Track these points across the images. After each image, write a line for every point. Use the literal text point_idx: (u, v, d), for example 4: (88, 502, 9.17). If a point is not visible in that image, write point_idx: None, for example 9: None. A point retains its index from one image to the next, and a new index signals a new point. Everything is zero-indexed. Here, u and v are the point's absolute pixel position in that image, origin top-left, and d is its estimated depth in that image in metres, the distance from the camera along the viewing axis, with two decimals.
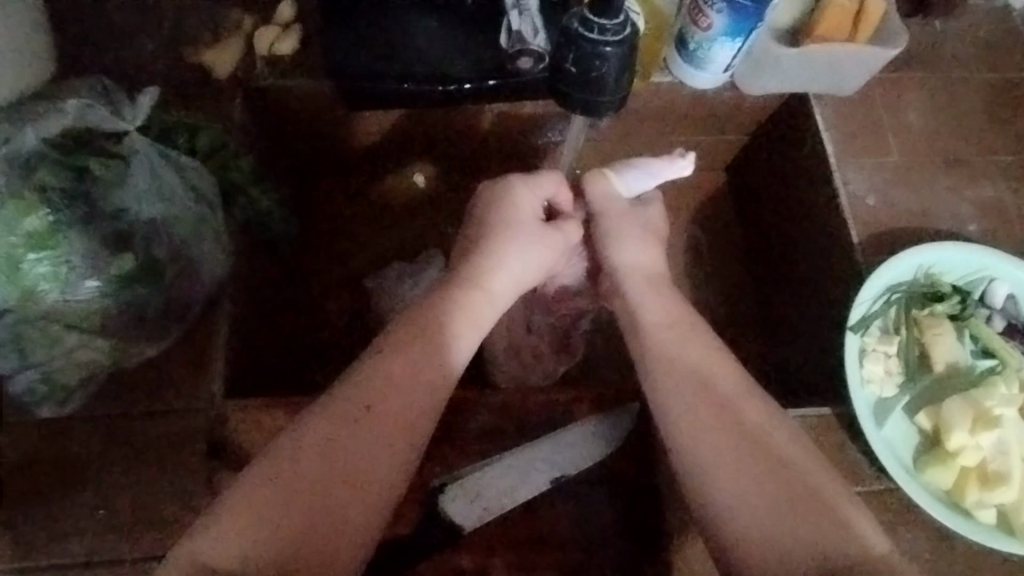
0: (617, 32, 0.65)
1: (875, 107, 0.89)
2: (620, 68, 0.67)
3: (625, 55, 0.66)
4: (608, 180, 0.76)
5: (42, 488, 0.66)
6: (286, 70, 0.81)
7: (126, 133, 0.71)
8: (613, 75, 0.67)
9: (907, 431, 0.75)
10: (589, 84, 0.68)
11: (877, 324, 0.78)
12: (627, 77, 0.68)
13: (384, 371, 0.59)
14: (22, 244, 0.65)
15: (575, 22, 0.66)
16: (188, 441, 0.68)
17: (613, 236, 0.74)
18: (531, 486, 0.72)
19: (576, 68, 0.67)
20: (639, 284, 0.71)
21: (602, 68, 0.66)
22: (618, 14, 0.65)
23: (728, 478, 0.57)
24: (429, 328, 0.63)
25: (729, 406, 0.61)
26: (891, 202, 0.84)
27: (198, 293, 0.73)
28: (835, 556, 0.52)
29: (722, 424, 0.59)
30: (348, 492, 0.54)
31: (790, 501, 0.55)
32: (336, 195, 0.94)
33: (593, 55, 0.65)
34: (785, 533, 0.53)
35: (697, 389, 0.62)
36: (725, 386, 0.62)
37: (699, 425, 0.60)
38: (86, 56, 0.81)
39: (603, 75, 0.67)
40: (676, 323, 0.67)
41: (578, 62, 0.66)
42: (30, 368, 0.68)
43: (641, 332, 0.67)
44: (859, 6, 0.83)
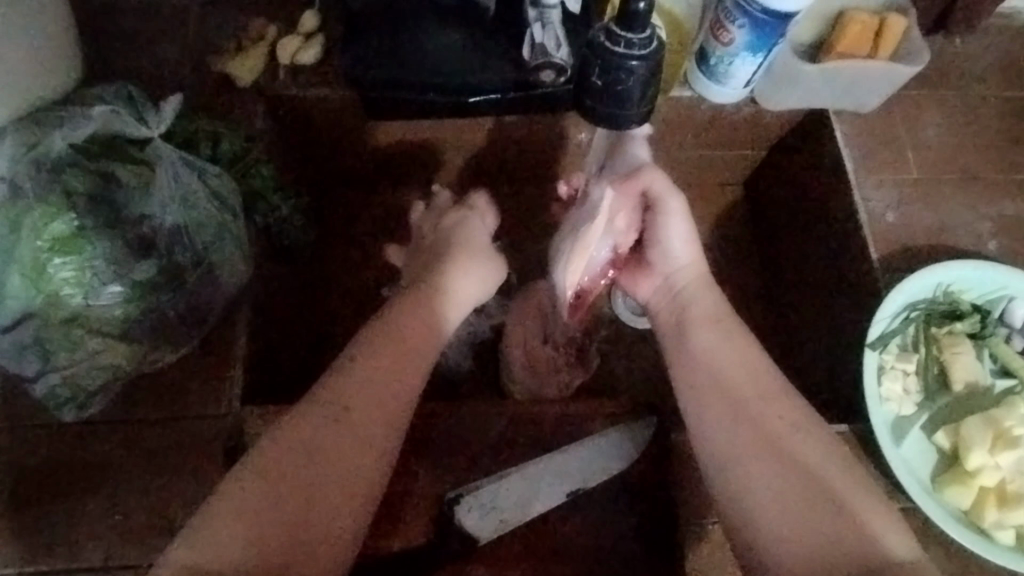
0: (644, 46, 0.65)
1: (894, 123, 0.89)
2: (645, 82, 0.67)
3: (650, 69, 0.66)
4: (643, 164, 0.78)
5: (61, 491, 0.67)
6: (307, 79, 0.82)
7: (150, 140, 0.72)
8: (638, 88, 0.67)
9: (925, 450, 0.75)
10: (613, 97, 0.68)
11: (896, 342, 0.78)
12: (651, 91, 0.68)
13: (383, 383, 0.61)
14: (48, 248, 0.66)
15: (600, 35, 0.66)
16: (209, 446, 0.69)
17: (661, 229, 0.73)
18: (548, 498, 0.72)
19: (600, 81, 0.67)
20: (688, 284, 0.72)
21: (627, 81, 0.66)
22: (645, 28, 0.64)
23: (745, 476, 0.58)
24: (408, 339, 0.65)
25: (759, 411, 0.61)
26: (910, 219, 0.84)
27: (217, 299, 0.73)
28: (858, 560, 0.52)
29: (753, 432, 0.60)
30: (338, 491, 0.56)
31: (816, 503, 0.55)
32: (355, 203, 0.94)
33: (617, 68, 0.66)
34: (813, 536, 0.53)
35: (718, 387, 0.63)
36: (753, 387, 0.63)
37: (731, 419, 0.61)
38: (111, 64, 0.82)
39: (628, 88, 0.67)
40: (719, 321, 0.68)
41: (602, 76, 0.67)
42: (50, 372, 0.68)
43: (686, 329, 0.69)
44: (880, 22, 0.84)
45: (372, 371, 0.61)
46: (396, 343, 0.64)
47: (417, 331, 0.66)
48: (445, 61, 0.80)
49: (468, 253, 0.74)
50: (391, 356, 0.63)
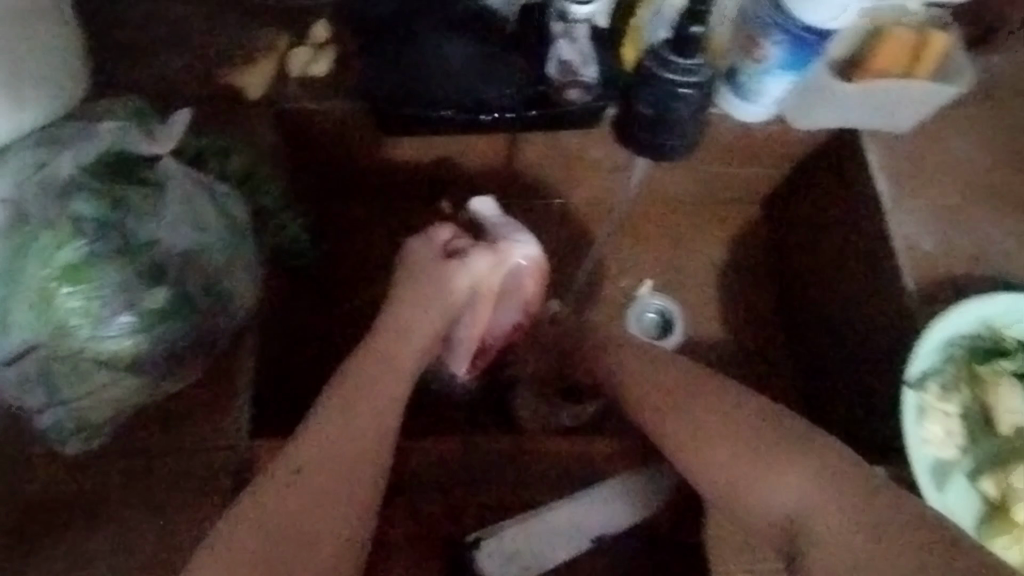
0: (697, 73, 0.63)
1: (931, 144, 0.84)
2: (697, 111, 0.63)
3: (702, 99, 0.63)
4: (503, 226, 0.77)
5: (59, 527, 0.64)
6: (319, 92, 0.78)
7: (160, 157, 0.68)
8: (689, 119, 0.63)
9: (971, 499, 0.71)
10: (663, 125, 0.64)
11: (936, 381, 0.74)
12: (702, 123, 0.65)
13: (354, 401, 0.62)
14: (56, 276, 0.62)
15: (652, 60, 0.63)
16: (215, 478, 0.66)
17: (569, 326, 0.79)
18: (572, 544, 0.69)
19: (651, 110, 0.63)
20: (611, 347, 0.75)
21: (679, 109, 0.63)
22: (698, 56, 0.62)
23: (700, 461, 0.60)
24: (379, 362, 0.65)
25: (704, 412, 0.62)
26: (948, 248, 0.80)
27: (227, 326, 0.69)
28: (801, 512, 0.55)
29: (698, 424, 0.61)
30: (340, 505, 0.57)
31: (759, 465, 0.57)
32: (364, 218, 0.90)
33: (671, 96, 0.62)
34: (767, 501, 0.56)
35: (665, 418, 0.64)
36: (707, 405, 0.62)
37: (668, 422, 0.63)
38: (116, 72, 0.78)
39: (679, 118, 0.63)
40: (648, 366, 0.70)
41: (653, 103, 0.63)
42: (59, 406, 0.64)
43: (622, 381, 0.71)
44: (921, 39, 0.79)
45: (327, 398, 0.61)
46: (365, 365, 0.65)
47: (382, 370, 0.65)
48: (464, 76, 0.76)
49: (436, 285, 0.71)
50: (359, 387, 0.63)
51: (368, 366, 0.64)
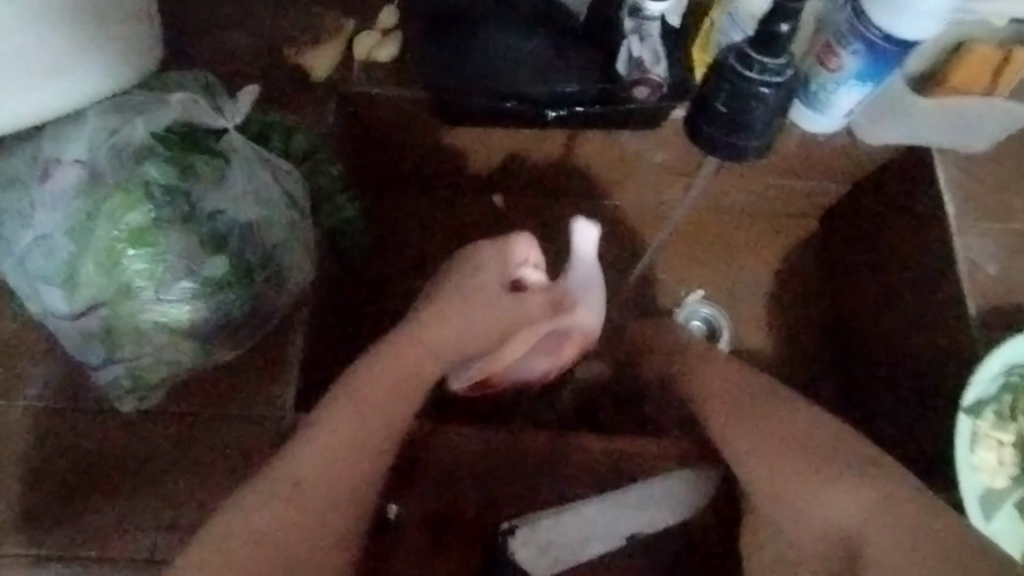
0: (778, 74, 0.64)
1: (1002, 166, 0.82)
2: (773, 112, 0.65)
3: (780, 100, 0.65)
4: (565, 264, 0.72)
5: (109, 484, 0.66)
6: (384, 78, 0.79)
7: (225, 131, 0.70)
8: (763, 119, 0.65)
9: (1018, 528, 0.70)
10: (739, 124, 0.65)
11: (993, 409, 0.72)
12: (777, 125, 0.66)
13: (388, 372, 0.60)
14: (123, 238, 0.64)
15: (733, 58, 0.64)
16: (261, 447, 0.67)
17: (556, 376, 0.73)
18: (608, 539, 0.68)
19: (726, 108, 0.65)
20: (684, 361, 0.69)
21: (757, 108, 0.64)
22: (781, 55, 0.63)
23: (760, 466, 0.58)
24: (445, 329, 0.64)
25: (778, 412, 0.60)
26: (1014, 274, 0.77)
27: (283, 300, 0.70)
28: (844, 529, 0.54)
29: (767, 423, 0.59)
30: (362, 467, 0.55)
31: (816, 477, 0.56)
32: (416, 206, 0.91)
33: (749, 95, 0.64)
34: (813, 514, 0.56)
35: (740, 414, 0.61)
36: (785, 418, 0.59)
37: (741, 427, 0.60)
38: (184, 46, 0.79)
39: (753, 118, 0.65)
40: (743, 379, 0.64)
41: (730, 102, 0.65)
42: (116, 363, 0.66)
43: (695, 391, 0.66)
44: (1006, 55, 0.75)
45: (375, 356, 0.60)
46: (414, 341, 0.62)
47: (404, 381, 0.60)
48: (529, 70, 0.76)
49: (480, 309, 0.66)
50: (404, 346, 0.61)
51: (430, 330, 0.63)
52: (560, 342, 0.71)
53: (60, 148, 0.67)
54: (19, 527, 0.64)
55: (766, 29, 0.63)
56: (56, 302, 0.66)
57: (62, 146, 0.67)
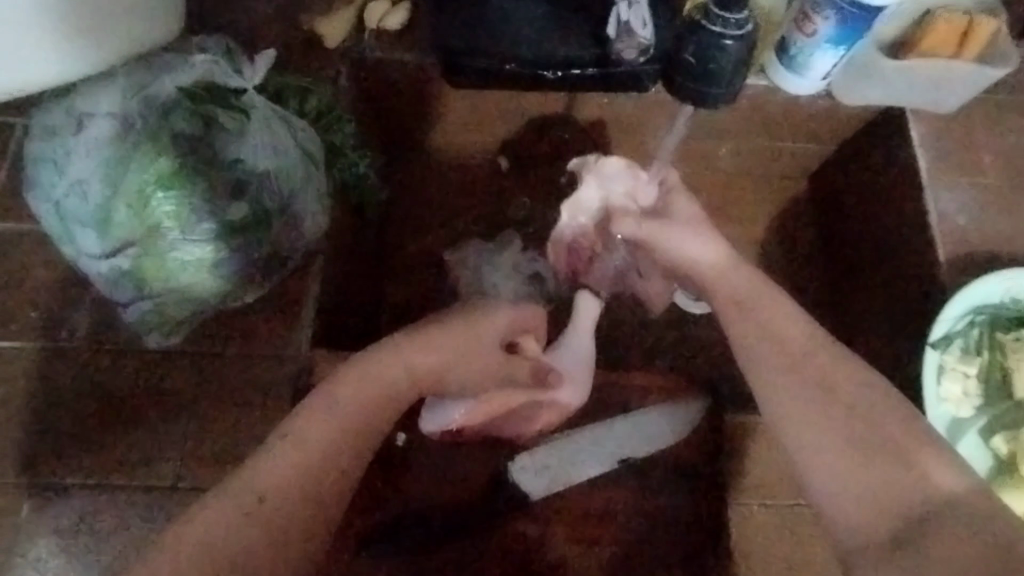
0: (739, 26, 0.67)
1: (973, 124, 0.87)
2: (739, 60, 0.67)
3: (744, 50, 0.68)
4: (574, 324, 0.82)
5: (138, 414, 0.71)
6: (392, 45, 0.85)
7: (245, 90, 0.75)
8: (731, 67, 0.68)
9: (980, 453, 0.76)
10: (704, 74, 0.69)
11: (958, 344, 0.77)
12: (743, 73, 0.69)
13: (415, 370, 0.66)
14: (152, 182, 0.70)
15: (699, 15, 0.68)
16: (278, 383, 0.73)
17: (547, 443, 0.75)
18: (601, 463, 0.74)
19: (694, 58, 0.69)
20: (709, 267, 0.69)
21: (720, 60, 0.68)
22: (742, 11, 0.67)
23: (813, 453, 0.56)
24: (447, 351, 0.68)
25: (797, 354, 0.60)
26: (982, 223, 0.82)
27: (298, 245, 0.76)
28: (909, 506, 0.52)
29: (823, 404, 0.57)
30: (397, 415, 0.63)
31: (866, 449, 0.54)
32: (423, 169, 0.96)
33: (714, 47, 0.67)
34: (868, 492, 0.53)
35: (772, 358, 0.61)
36: (795, 344, 0.61)
37: (777, 387, 0.59)
38: (206, 16, 0.85)
39: (720, 66, 0.68)
40: (749, 295, 0.65)
41: (697, 53, 0.68)
42: (144, 300, 0.72)
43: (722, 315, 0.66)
44: (969, 22, 0.82)
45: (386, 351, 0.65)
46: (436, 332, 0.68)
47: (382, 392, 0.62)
48: (527, 35, 0.82)
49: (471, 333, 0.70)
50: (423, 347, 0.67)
51: (432, 358, 0.67)
52: (531, 416, 0.74)
53: (92, 103, 0.73)
54: (57, 453, 0.70)
55: None
56: (89, 244, 0.71)
57: (94, 100, 0.73)
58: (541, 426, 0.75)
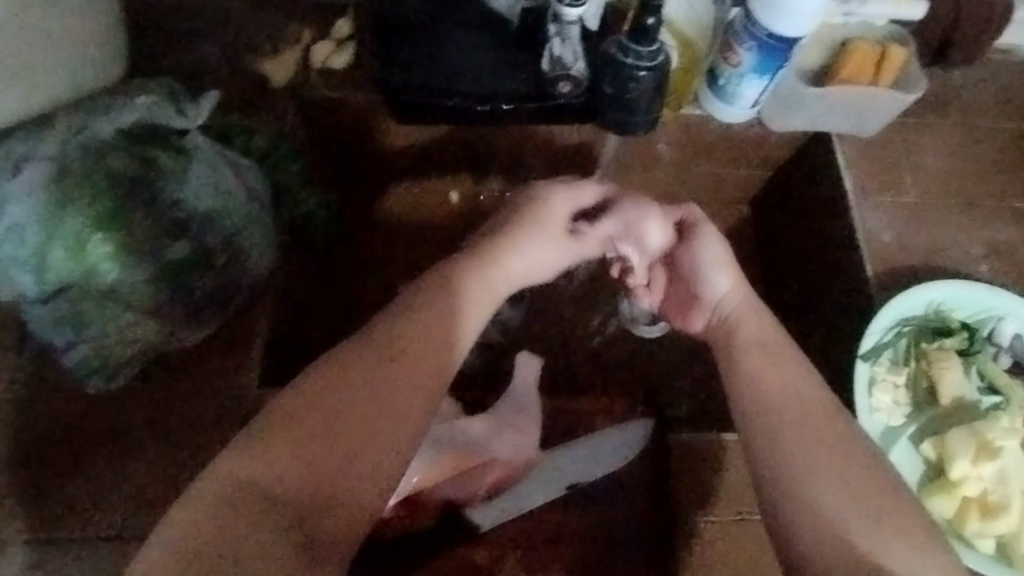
0: (651, 58, 0.74)
1: (894, 147, 0.92)
2: (652, 89, 0.76)
3: (658, 79, 0.76)
4: (526, 367, 0.84)
5: (86, 458, 0.71)
6: (338, 83, 0.86)
7: (186, 131, 0.77)
8: (645, 97, 0.77)
9: (912, 460, 0.79)
10: (624, 104, 0.78)
11: (888, 355, 0.82)
12: (659, 99, 0.77)
13: (386, 373, 0.55)
14: (89, 225, 0.71)
15: (614, 47, 0.75)
16: (230, 421, 0.73)
17: (509, 501, 0.75)
18: (549, 490, 0.76)
19: (613, 88, 0.77)
20: (731, 310, 0.67)
21: (636, 89, 0.76)
22: (653, 43, 0.73)
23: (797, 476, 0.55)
24: (425, 348, 0.58)
25: (801, 399, 0.59)
26: (906, 240, 0.87)
27: (245, 281, 0.78)
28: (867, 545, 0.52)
29: (827, 448, 0.56)
30: (354, 460, 0.52)
31: (848, 491, 0.54)
32: (373, 201, 0.96)
33: (628, 78, 0.75)
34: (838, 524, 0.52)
35: (764, 402, 0.59)
36: (799, 390, 0.59)
37: (781, 423, 0.58)
38: (151, 59, 0.86)
39: (637, 96, 0.77)
40: (768, 344, 0.63)
41: (614, 83, 0.76)
42: (82, 343, 0.72)
43: (734, 353, 0.64)
44: (882, 51, 0.87)
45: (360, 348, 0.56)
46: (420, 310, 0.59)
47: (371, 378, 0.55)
48: (468, 72, 0.83)
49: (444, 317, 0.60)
50: (402, 349, 0.57)
51: (400, 368, 0.56)
52: (480, 471, 0.76)
53: (29, 148, 0.73)
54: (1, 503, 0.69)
55: (637, 23, 0.73)
56: (29, 284, 0.72)
57: (31, 144, 0.73)
58: (492, 483, 0.76)
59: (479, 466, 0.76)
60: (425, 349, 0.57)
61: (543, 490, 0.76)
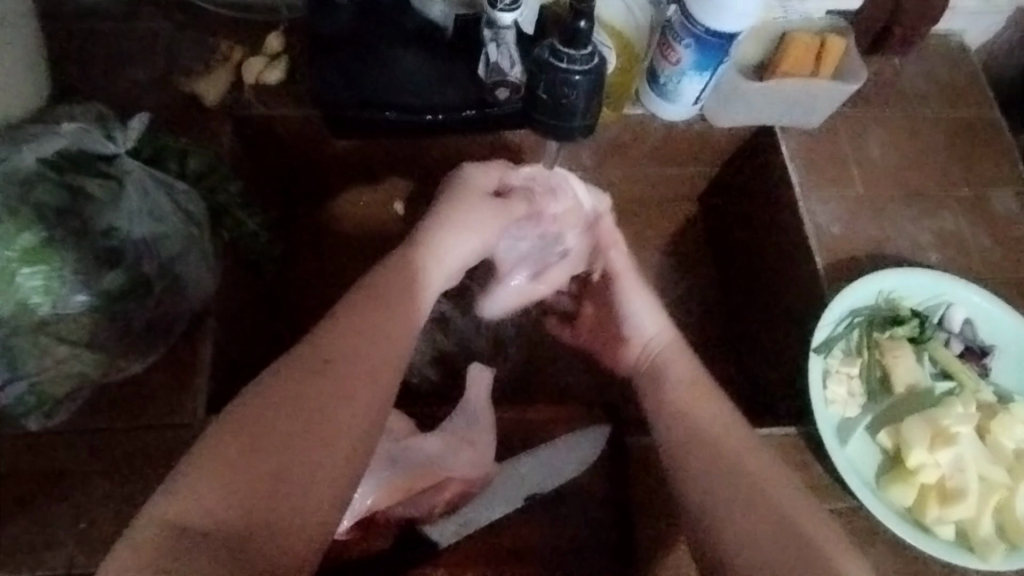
0: (586, 62, 0.71)
1: (837, 139, 0.92)
2: (588, 93, 0.73)
3: (592, 83, 0.72)
4: (484, 380, 0.81)
5: (29, 499, 0.69)
6: (274, 99, 0.85)
7: (117, 156, 0.75)
8: (582, 101, 0.73)
9: (869, 451, 0.78)
10: (560, 109, 0.74)
11: (841, 346, 0.82)
12: (596, 104, 0.74)
13: (312, 388, 0.53)
14: (17, 258, 0.68)
15: (546, 52, 0.72)
16: (176, 449, 0.71)
17: (471, 512, 0.74)
18: (509, 500, 0.76)
19: (547, 95, 0.73)
20: (665, 350, 0.72)
21: (571, 94, 0.72)
22: (586, 46, 0.71)
23: (730, 516, 0.58)
24: (349, 366, 0.56)
25: (730, 449, 0.62)
26: (853, 230, 0.87)
27: (183, 309, 0.75)
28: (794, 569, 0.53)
29: (755, 491, 0.59)
30: (312, 476, 0.50)
31: (782, 531, 0.56)
32: (318, 217, 0.95)
33: (563, 83, 0.72)
34: (769, 557, 0.54)
35: (690, 433, 0.64)
36: (718, 433, 0.64)
37: (710, 469, 0.61)
38: (80, 83, 0.84)
39: (573, 101, 0.73)
40: (696, 382, 0.69)
41: (549, 90, 0.73)
42: (20, 380, 0.71)
43: (662, 385, 0.70)
44: (821, 43, 0.87)
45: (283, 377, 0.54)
46: (339, 343, 0.57)
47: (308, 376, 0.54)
48: (406, 81, 0.82)
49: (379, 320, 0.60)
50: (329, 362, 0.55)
51: (325, 383, 0.54)
52: (437, 487, 0.74)
53: None
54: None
55: (569, 27, 0.70)
56: None
57: None
58: (448, 499, 0.74)
59: (436, 485, 0.74)
60: (345, 369, 0.55)
61: (504, 499, 0.76)
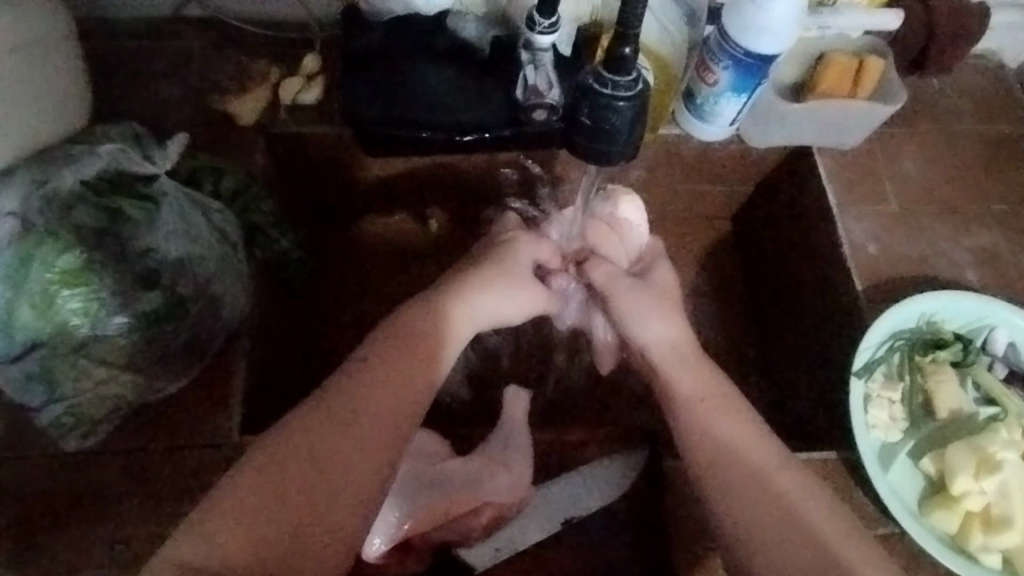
0: (629, 88, 0.71)
1: (874, 158, 0.91)
2: (631, 121, 0.71)
3: (637, 108, 0.71)
4: (518, 400, 0.80)
5: (62, 520, 0.68)
6: (308, 119, 0.85)
7: (155, 176, 0.75)
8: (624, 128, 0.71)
9: (911, 477, 0.77)
10: (602, 134, 0.72)
11: (881, 370, 0.80)
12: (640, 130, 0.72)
13: (336, 437, 0.54)
14: (56, 280, 0.69)
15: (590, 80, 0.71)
16: (209, 470, 0.71)
17: (509, 536, 0.74)
18: (546, 525, 0.75)
19: (589, 121, 0.72)
20: (669, 358, 0.70)
21: (614, 121, 0.71)
22: (631, 72, 0.70)
23: (767, 541, 0.56)
24: (370, 414, 0.56)
25: (764, 475, 0.60)
26: (891, 251, 0.86)
27: (218, 330, 0.75)
28: None
29: (789, 518, 0.57)
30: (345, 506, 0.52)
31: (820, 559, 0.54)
32: (346, 234, 0.95)
33: (607, 108, 0.70)
34: None
35: (721, 456, 0.62)
36: (754, 459, 0.61)
37: (744, 492, 0.59)
38: (117, 104, 0.84)
39: (615, 128, 0.72)
40: (708, 396, 0.66)
41: (591, 116, 0.71)
42: (57, 403, 0.70)
43: (675, 402, 0.67)
44: (860, 63, 0.85)
45: (316, 415, 0.55)
46: (346, 388, 0.57)
47: (341, 431, 0.55)
48: (440, 101, 0.82)
49: (385, 375, 0.59)
50: (358, 411, 0.56)
51: (344, 441, 0.54)
52: (474, 511, 0.74)
53: None
54: None
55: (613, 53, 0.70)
56: None
57: None
58: (486, 523, 0.74)
59: (472, 511, 0.73)
60: (373, 413, 0.56)
61: (542, 522, 0.75)
